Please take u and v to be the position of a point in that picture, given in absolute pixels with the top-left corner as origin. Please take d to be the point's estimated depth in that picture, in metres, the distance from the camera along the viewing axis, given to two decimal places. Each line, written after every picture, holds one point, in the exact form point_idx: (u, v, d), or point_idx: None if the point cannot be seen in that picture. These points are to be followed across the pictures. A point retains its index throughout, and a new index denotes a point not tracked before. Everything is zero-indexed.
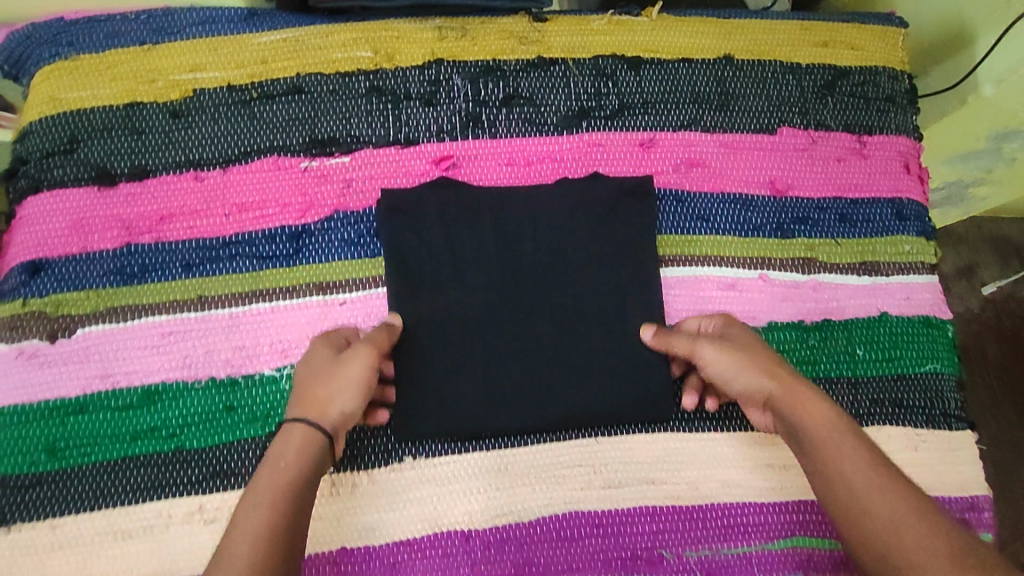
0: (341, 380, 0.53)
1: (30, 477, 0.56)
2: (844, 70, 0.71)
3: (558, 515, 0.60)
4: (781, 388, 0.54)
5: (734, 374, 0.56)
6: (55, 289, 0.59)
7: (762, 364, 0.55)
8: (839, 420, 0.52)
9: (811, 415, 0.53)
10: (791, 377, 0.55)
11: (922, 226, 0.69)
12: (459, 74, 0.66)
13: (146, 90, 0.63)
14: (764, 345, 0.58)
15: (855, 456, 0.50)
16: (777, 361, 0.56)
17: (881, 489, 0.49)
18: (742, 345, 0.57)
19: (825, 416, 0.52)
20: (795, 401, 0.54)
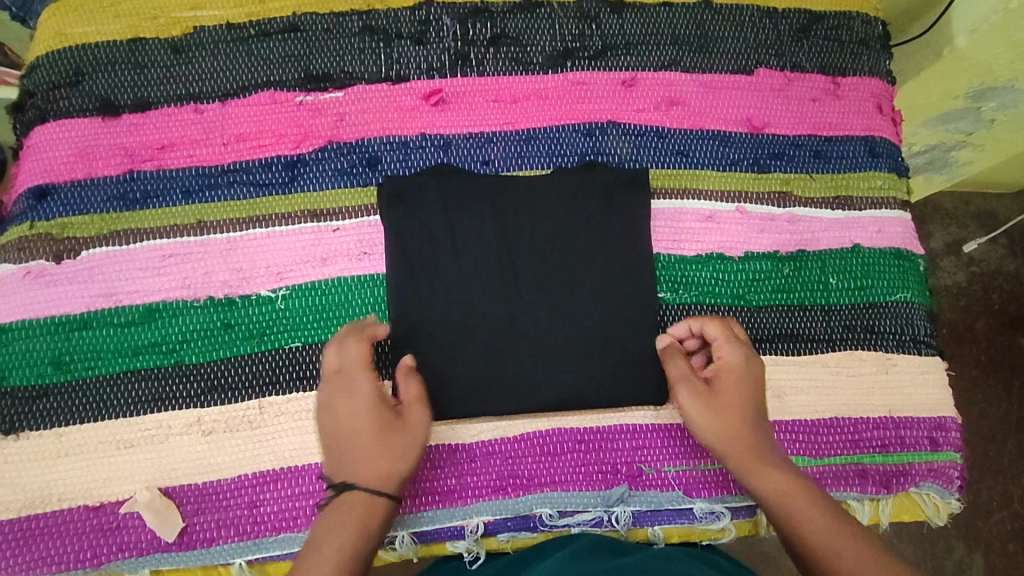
0: (406, 444, 0.55)
1: (37, 389, 0.58)
2: (819, 14, 0.74)
3: (542, 431, 0.61)
4: (749, 445, 0.57)
5: (709, 423, 0.58)
6: (61, 213, 0.62)
7: (727, 419, 0.58)
8: (791, 482, 0.55)
9: (766, 479, 0.56)
10: (751, 436, 0.58)
11: (894, 163, 0.72)
12: (448, 15, 0.69)
13: (149, 27, 0.66)
14: (753, 387, 0.60)
15: (818, 515, 0.53)
16: (753, 413, 0.59)
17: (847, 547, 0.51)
18: (727, 392, 0.59)
19: (786, 476, 0.56)
20: (761, 460, 0.57)
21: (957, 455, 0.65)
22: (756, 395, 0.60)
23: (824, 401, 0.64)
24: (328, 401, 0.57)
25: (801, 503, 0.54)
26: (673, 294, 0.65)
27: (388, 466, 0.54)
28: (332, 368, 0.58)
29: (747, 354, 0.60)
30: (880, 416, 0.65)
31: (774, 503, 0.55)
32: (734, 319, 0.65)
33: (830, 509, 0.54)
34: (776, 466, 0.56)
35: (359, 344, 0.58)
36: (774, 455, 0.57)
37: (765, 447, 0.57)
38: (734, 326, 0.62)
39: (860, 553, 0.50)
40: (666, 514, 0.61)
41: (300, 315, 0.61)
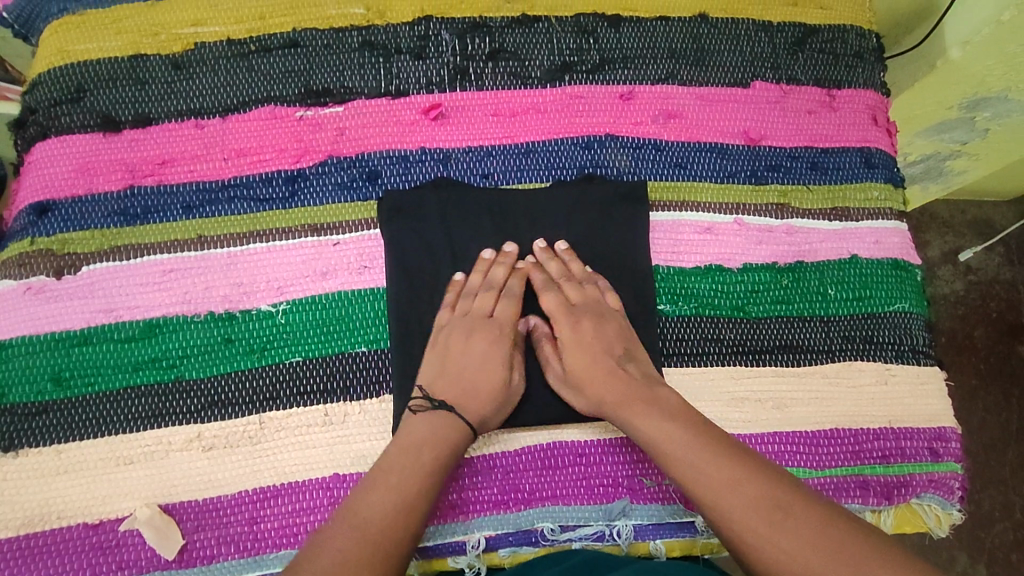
0: (506, 403, 0.60)
1: (36, 406, 0.58)
2: (813, 27, 0.75)
3: (543, 444, 0.61)
4: (609, 401, 0.58)
5: (580, 396, 0.60)
6: (62, 229, 0.62)
7: (590, 387, 0.59)
8: (659, 425, 0.55)
9: (638, 427, 0.56)
10: (613, 390, 0.58)
11: (891, 174, 0.73)
12: (447, 30, 0.69)
13: (150, 43, 0.66)
14: (595, 339, 0.61)
15: (682, 447, 0.54)
16: (610, 364, 0.60)
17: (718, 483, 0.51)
18: (578, 357, 0.60)
19: (650, 413, 0.56)
20: (625, 410, 0.57)
21: (957, 466, 0.65)
22: (607, 346, 0.61)
23: (824, 412, 0.64)
24: (465, 328, 0.61)
25: (667, 438, 0.54)
26: (672, 306, 0.66)
27: (488, 413, 0.58)
28: (477, 304, 0.62)
29: (574, 316, 0.61)
30: (880, 427, 0.65)
31: (646, 445, 0.56)
32: (734, 329, 0.66)
33: (700, 436, 0.54)
34: (639, 405, 0.57)
35: (513, 289, 0.62)
36: (643, 398, 0.57)
37: (625, 393, 0.58)
38: (566, 283, 0.63)
39: (721, 480, 0.51)
40: (668, 528, 0.61)
41: (301, 329, 0.61)
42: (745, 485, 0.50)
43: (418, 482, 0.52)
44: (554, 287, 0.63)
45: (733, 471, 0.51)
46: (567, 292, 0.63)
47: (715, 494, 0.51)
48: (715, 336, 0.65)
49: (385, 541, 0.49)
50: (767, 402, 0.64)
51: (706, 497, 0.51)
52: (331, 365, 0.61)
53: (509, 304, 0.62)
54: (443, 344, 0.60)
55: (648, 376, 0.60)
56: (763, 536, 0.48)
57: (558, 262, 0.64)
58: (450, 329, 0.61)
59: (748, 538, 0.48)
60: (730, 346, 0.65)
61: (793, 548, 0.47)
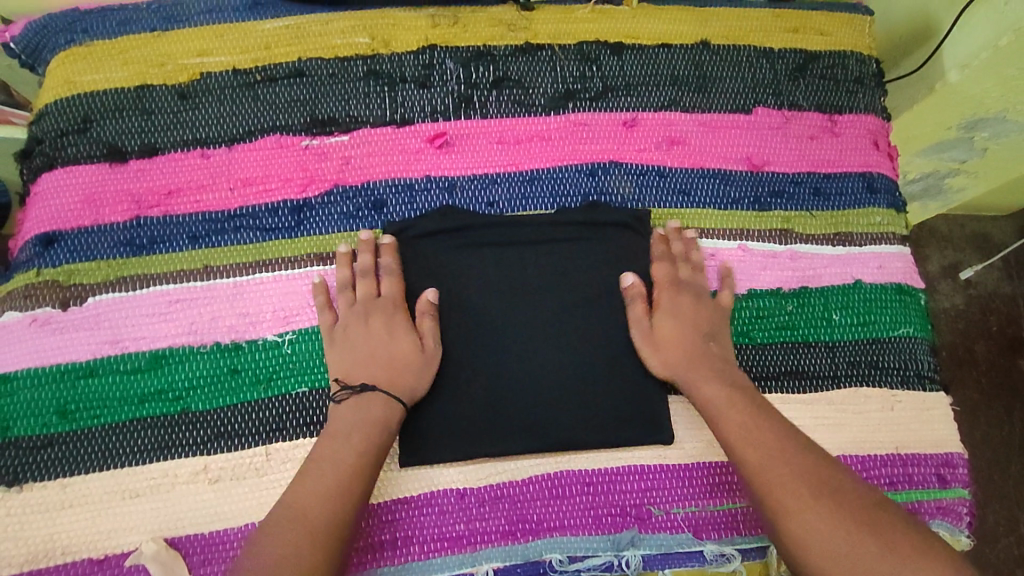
0: (423, 368, 0.60)
1: (41, 439, 0.58)
2: (814, 54, 0.75)
3: (549, 473, 0.61)
4: (680, 366, 0.61)
5: (655, 356, 0.62)
6: (68, 260, 0.62)
7: (675, 346, 0.62)
8: (726, 393, 0.60)
9: (703, 391, 0.60)
10: (693, 355, 0.62)
11: (892, 199, 0.73)
12: (452, 58, 0.70)
13: (156, 73, 0.67)
14: (692, 313, 0.64)
15: (742, 414, 0.58)
16: (694, 335, 0.63)
17: (770, 452, 0.56)
18: (667, 323, 0.63)
19: (717, 384, 0.60)
20: (692, 375, 0.61)
21: (965, 491, 0.65)
22: (698, 319, 0.64)
23: (831, 438, 0.64)
24: (358, 316, 0.61)
25: (728, 406, 0.59)
26: None
27: (405, 383, 0.59)
28: (361, 290, 0.62)
29: (675, 289, 0.65)
30: (887, 453, 0.65)
31: (705, 409, 0.60)
32: (739, 356, 0.66)
33: (758, 412, 0.58)
34: (707, 372, 0.61)
35: (388, 266, 0.63)
36: (716, 370, 0.61)
37: (700, 363, 0.61)
38: (684, 262, 0.66)
39: (772, 451, 0.56)
40: (677, 558, 0.60)
41: (307, 359, 0.61)
42: (794, 461, 0.55)
43: (348, 468, 0.54)
44: (667, 259, 0.66)
45: (786, 447, 0.56)
46: (679, 270, 0.66)
47: (764, 462, 0.55)
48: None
49: (320, 524, 0.51)
50: None
51: (753, 465, 0.56)
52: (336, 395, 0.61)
53: (393, 278, 0.63)
54: (341, 336, 0.60)
55: (728, 362, 0.63)
56: (802, 505, 0.52)
57: (679, 243, 0.67)
58: (344, 322, 0.61)
59: (785, 505, 0.53)
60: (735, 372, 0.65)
61: (826, 520, 0.51)
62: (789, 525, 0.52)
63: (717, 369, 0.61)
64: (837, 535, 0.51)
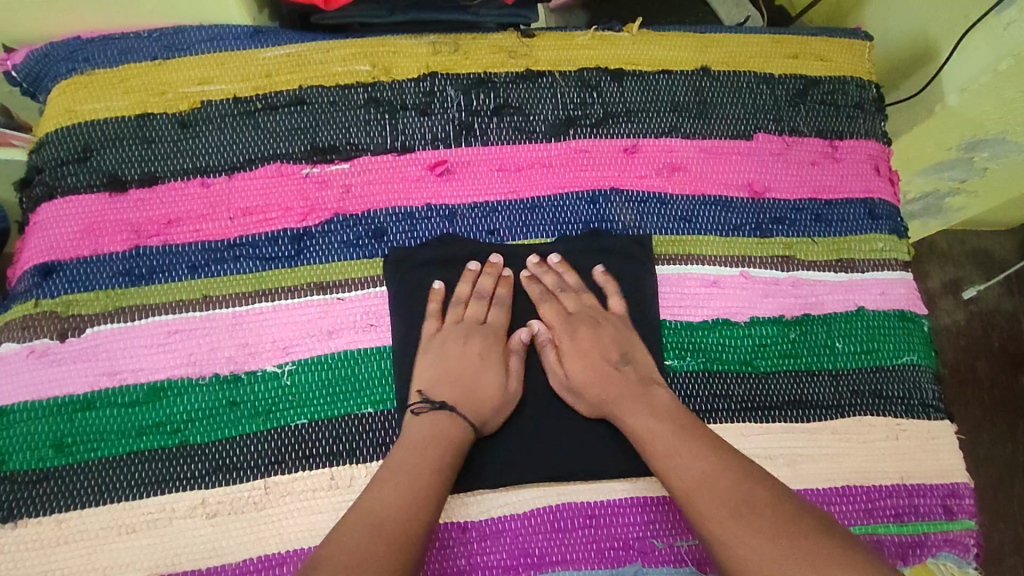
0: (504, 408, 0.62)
1: (37, 473, 0.57)
2: (814, 79, 0.75)
3: (551, 506, 0.60)
4: (606, 401, 0.61)
5: (579, 402, 0.63)
6: (66, 290, 0.61)
7: (590, 385, 0.62)
8: (651, 421, 0.58)
9: (631, 421, 0.59)
10: (610, 385, 0.61)
11: (894, 225, 0.73)
12: (452, 86, 0.70)
13: (157, 102, 0.67)
14: (594, 346, 0.63)
15: (666, 442, 0.56)
16: (603, 368, 0.62)
17: (699, 475, 0.53)
18: (579, 363, 0.63)
19: (640, 411, 0.59)
20: (620, 408, 0.60)
21: (970, 521, 0.65)
22: (602, 349, 0.63)
23: (835, 468, 0.64)
24: (459, 333, 0.63)
25: (654, 433, 0.57)
26: (681, 361, 0.66)
27: (487, 418, 0.60)
28: (469, 311, 0.64)
29: (570, 328, 0.64)
30: (892, 484, 0.64)
31: (635, 439, 0.59)
32: (697, 386, 0.65)
33: (685, 434, 0.56)
34: (629, 400, 0.60)
35: (501, 298, 0.65)
36: (635, 395, 0.60)
37: (619, 394, 0.61)
38: (564, 293, 0.66)
39: (700, 474, 0.53)
40: None
41: (306, 391, 0.61)
42: (720, 482, 0.52)
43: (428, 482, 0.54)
44: (550, 296, 0.66)
45: (713, 468, 0.54)
46: (566, 303, 0.66)
47: (693, 488, 0.53)
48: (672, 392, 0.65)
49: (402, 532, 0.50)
50: (777, 459, 0.63)
51: (683, 492, 0.53)
52: (337, 427, 0.60)
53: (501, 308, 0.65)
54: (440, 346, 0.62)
55: (645, 379, 0.62)
56: (733, 530, 0.50)
57: (556, 271, 0.66)
58: (444, 336, 0.63)
59: (713, 533, 0.50)
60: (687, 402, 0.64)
61: (753, 543, 0.48)
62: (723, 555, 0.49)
63: (640, 393, 0.60)
64: (763, 558, 0.47)
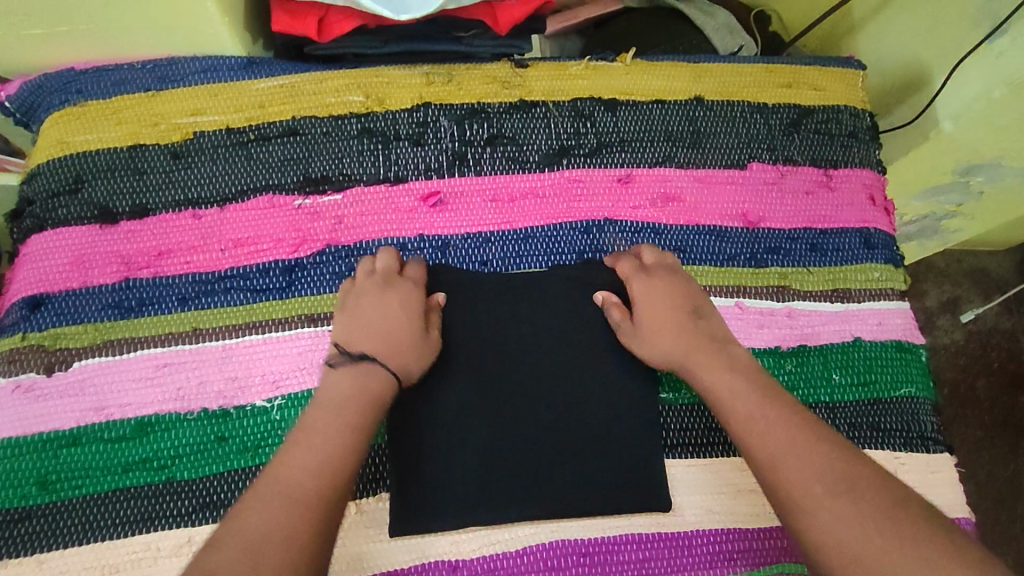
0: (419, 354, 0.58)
1: (20, 511, 0.56)
2: (808, 108, 0.75)
3: (544, 544, 0.59)
4: (680, 354, 0.59)
5: (648, 356, 0.61)
6: (54, 323, 0.61)
7: (666, 337, 0.60)
8: (728, 376, 0.56)
9: (706, 375, 0.57)
10: (688, 339, 0.59)
11: (890, 253, 0.73)
12: (446, 116, 0.70)
13: (149, 133, 0.67)
14: (670, 299, 0.62)
15: (746, 401, 0.54)
16: (680, 317, 0.61)
17: (778, 439, 0.52)
18: (654, 315, 0.61)
19: (716, 365, 0.57)
20: (696, 362, 0.58)
21: None
22: (679, 299, 0.62)
23: None
24: (376, 286, 0.61)
25: (738, 391, 0.55)
26: (675, 394, 0.65)
27: (405, 365, 0.57)
28: (381, 264, 0.62)
29: (650, 281, 0.63)
30: None
31: (711, 395, 0.57)
32: (686, 419, 0.64)
33: (770, 397, 0.55)
34: (710, 353, 0.58)
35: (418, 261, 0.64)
36: (714, 349, 0.58)
37: (692, 345, 0.59)
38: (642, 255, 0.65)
39: (781, 438, 0.52)
40: None
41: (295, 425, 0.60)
42: (812, 451, 0.51)
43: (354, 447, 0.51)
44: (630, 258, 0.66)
45: (799, 434, 0.52)
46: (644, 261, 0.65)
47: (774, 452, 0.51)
48: (664, 425, 0.64)
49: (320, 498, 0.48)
50: None
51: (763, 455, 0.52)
52: None
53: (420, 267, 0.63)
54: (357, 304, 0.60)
55: (720, 335, 0.60)
56: (819, 500, 0.48)
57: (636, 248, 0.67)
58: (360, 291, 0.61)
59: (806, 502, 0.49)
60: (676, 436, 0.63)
61: (849, 518, 0.47)
62: (811, 525, 0.48)
63: (719, 348, 0.59)
64: (861, 534, 0.46)
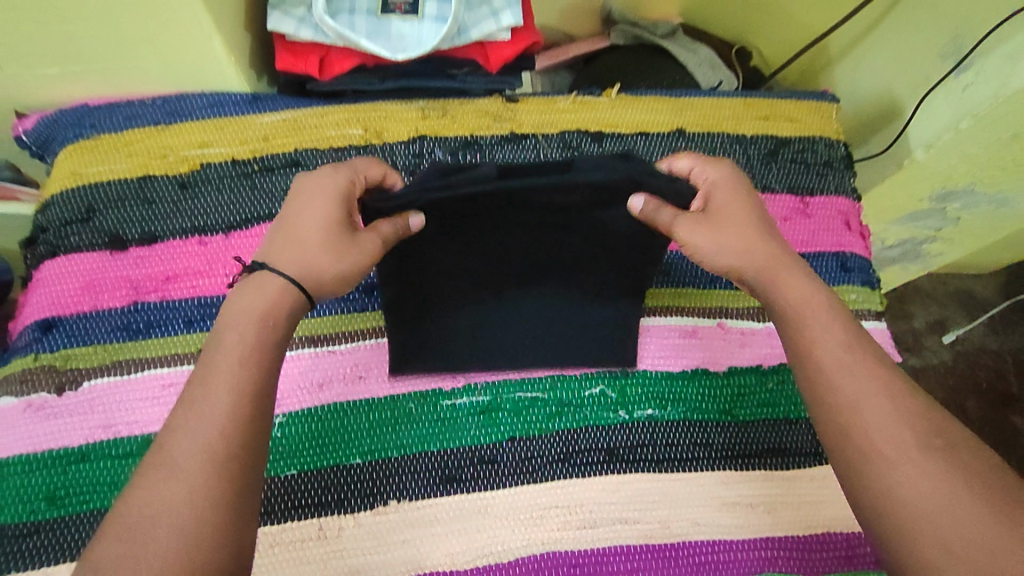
0: (342, 256, 0.54)
1: (28, 526, 0.58)
2: (784, 139, 0.80)
3: (537, 555, 0.61)
4: (761, 264, 0.58)
5: (711, 253, 0.59)
6: (65, 345, 0.64)
7: (740, 239, 0.58)
8: (811, 294, 0.56)
9: (788, 286, 0.57)
10: (771, 252, 0.59)
11: (866, 276, 0.76)
12: (441, 148, 0.74)
13: (158, 165, 0.71)
14: (747, 219, 0.60)
15: (820, 315, 0.55)
16: (760, 231, 0.59)
17: (856, 372, 0.51)
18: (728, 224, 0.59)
19: (799, 280, 0.57)
20: (774, 275, 0.58)
21: None
22: (758, 219, 0.60)
23: (815, 515, 0.66)
24: (305, 191, 0.56)
25: (829, 319, 0.55)
26: (660, 411, 0.67)
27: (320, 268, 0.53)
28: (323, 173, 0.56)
29: (727, 188, 0.60)
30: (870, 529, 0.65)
31: (792, 306, 0.56)
32: (674, 435, 0.66)
33: (857, 331, 0.54)
34: (794, 272, 0.58)
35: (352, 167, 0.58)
36: (795, 266, 0.59)
37: (774, 260, 0.58)
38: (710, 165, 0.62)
39: (870, 380, 0.50)
40: None
41: (297, 441, 0.62)
42: (902, 404, 0.49)
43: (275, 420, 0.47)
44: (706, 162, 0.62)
45: (888, 386, 0.50)
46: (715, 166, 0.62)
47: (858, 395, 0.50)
48: (651, 440, 0.66)
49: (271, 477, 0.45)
50: (757, 506, 0.65)
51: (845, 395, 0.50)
52: (326, 477, 0.62)
53: (364, 176, 0.58)
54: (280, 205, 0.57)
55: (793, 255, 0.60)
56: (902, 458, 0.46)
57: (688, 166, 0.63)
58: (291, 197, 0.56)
59: (867, 429, 0.48)
60: (664, 451, 0.66)
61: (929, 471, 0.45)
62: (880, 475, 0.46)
63: (803, 270, 0.59)
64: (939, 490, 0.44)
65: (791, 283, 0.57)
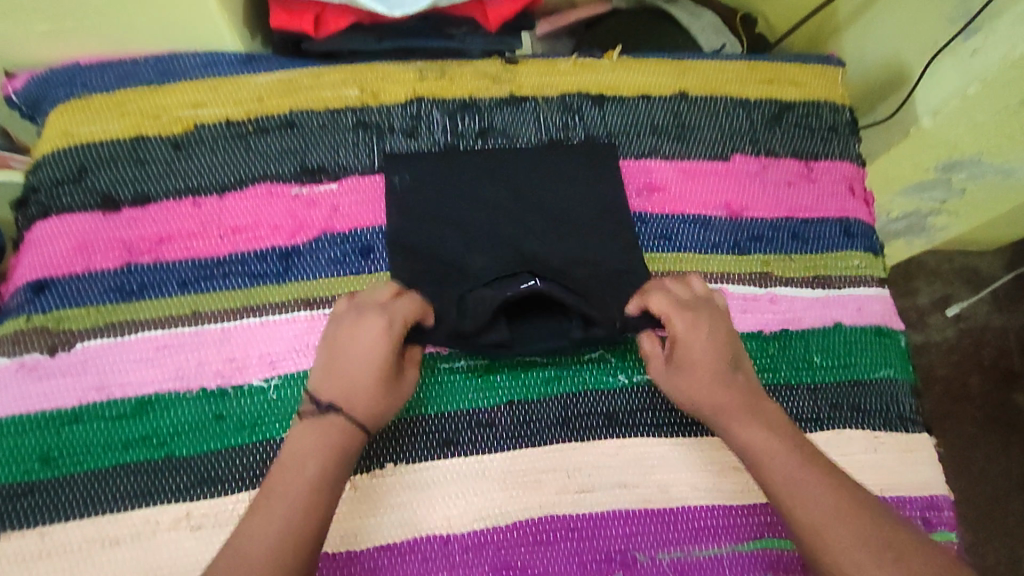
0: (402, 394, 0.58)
1: (24, 486, 0.58)
2: (789, 103, 0.78)
3: (535, 519, 0.61)
4: (723, 412, 0.60)
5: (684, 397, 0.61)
6: (58, 306, 0.63)
7: (702, 390, 0.60)
8: (770, 444, 0.57)
9: (748, 437, 0.58)
10: (735, 400, 0.60)
11: (870, 243, 0.75)
12: (437, 109, 0.72)
13: (151, 125, 0.69)
14: (709, 359, 0.60)
15: (782, 464, 0.56)
16: (722, 369, 0.60)
17: (822, 497, 0.54)
18: (694, 376, 0.60)
19: (756, 426, 0.58)
20: (733, 418, 0.59)
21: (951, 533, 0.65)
22: (720, 357, 0.61)
23: None
24: (369, 337, 0.57)
25: (773, 461, 0.57)
26: None
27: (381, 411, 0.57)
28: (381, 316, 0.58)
29: (694, 332, 0.61)
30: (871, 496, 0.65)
31: (750, 456, 0.58)
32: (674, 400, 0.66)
33: (810, 462, 0.56)
34: (745, 421, 0.59)
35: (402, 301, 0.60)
36: (755, 407, 0.59)
37: (734, 403, 0.59)
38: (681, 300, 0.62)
39: (827, 506, 0.54)
40: None
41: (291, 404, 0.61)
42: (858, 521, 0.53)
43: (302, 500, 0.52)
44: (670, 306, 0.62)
45: (846, 505, 0.54)
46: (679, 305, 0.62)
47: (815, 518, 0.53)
48: (651, 405, 0.65)
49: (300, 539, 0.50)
50: None
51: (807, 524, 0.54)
52: None
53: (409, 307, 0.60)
54: (328, 350, 0.58)
55: (754, 388, 0.61)
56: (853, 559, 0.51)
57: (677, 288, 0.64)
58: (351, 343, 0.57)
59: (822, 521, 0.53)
60: (664, 415, 0.65)
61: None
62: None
63: (763, 410, 0.59)
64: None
65: (754, 432, 0.58)
